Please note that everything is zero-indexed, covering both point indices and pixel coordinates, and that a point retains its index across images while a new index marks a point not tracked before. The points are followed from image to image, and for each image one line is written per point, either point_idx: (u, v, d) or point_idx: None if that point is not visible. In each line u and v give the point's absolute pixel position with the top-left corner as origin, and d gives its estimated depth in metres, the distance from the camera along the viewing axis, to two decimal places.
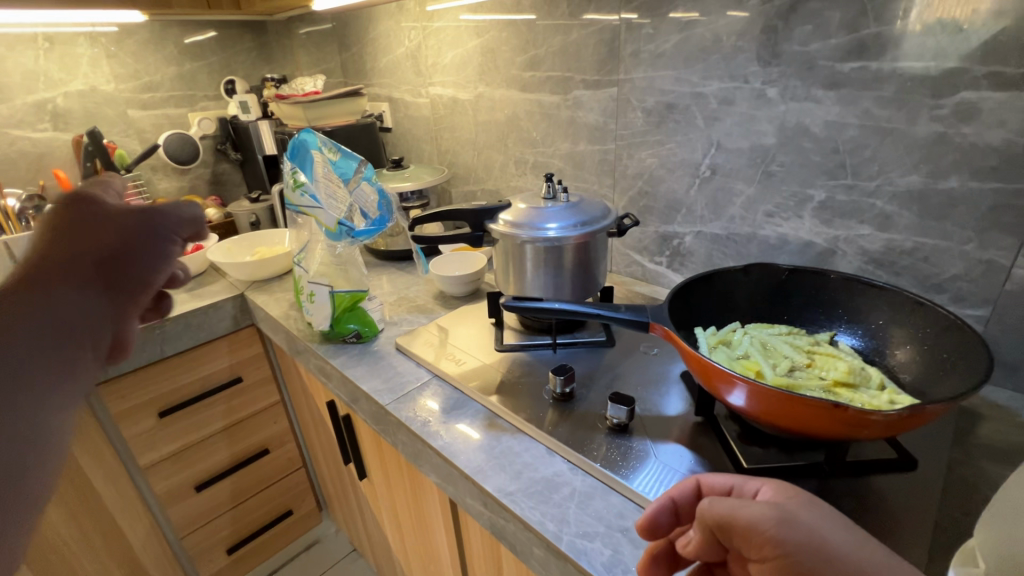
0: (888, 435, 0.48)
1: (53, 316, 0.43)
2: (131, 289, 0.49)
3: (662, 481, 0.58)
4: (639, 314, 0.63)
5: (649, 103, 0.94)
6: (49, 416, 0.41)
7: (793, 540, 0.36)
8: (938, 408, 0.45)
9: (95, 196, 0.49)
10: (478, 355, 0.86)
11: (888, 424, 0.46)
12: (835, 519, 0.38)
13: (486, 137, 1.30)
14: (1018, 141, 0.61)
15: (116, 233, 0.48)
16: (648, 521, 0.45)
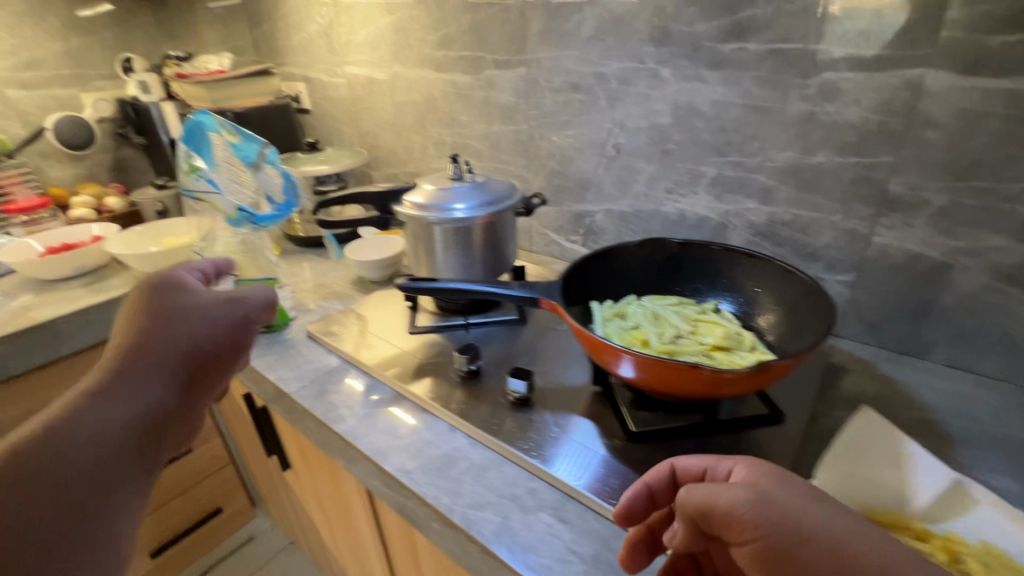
0: (747, 392, 0.53)
1: (150, 403, 0.47)
2: (197, 385, 0.51)
3: (582, 464, 0.58)
4: (530, 291, 0.65)
5: (556, 83, 0.95)
6: (129, 511, 0.42)
7: (769, 521, 0.36)
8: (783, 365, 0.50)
9: (183, 282, 0.57)
10: (392, 339, 0.86)
11: (744, 378, 0.51)
12: (807, 493, 0.37)
13: (404, 119, 1.27)
14: (872, 118, 0.66)
15: (189, 325, 0.52)
16: (623, 509, 0.46)
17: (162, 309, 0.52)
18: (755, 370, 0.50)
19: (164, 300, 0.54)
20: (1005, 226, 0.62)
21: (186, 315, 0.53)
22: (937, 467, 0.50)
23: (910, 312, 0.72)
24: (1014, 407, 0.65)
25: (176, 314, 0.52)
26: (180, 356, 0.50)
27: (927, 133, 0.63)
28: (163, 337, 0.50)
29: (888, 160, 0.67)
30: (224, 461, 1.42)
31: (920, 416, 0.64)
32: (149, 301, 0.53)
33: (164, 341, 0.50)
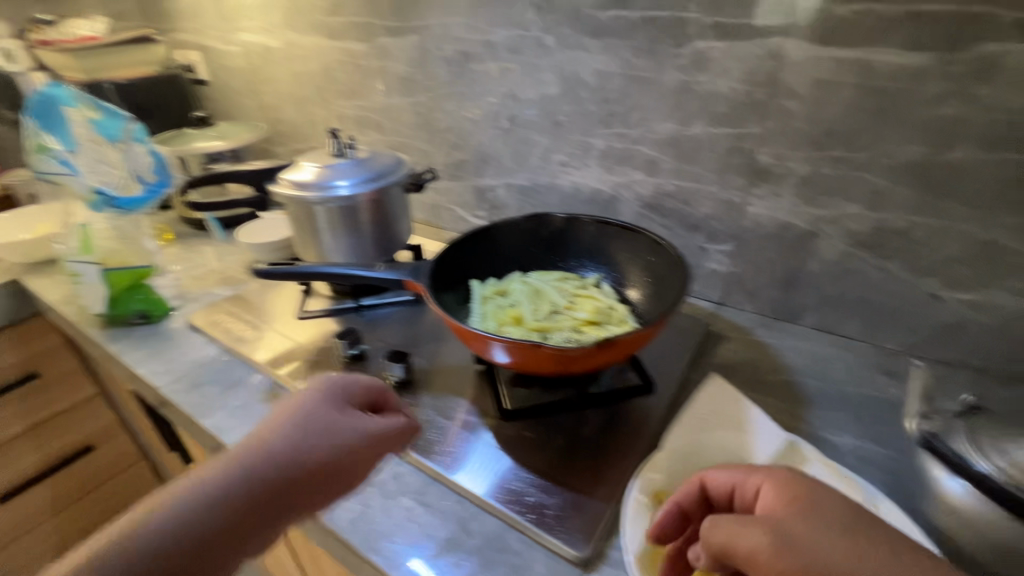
0: (594, 365, 0.55)
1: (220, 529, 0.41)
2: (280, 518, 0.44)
3: (488, 465, 0.56)
4: (394, 273, 0.64)
5: (448, 52, 0.91)
6: None
7: (790, 568, 0.34)
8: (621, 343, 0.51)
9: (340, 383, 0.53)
10: (279, 327, 0.82)
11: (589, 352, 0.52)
12: (838, 532, 0.35)
13: (303, 90, 1.20)
14: (740, 88, 0.66)
15: (351, 436, 0.48)
16: (655, 530, 0.43)
17: (302, 423, 0.47)
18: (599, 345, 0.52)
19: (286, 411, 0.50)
20: (858, 194, 0.65)
21: (324, 432, 0.47)
22: (773, 430, 0.52)
23: (782, 279, 0.75)
24: (868, 365, 0.69)
25: (305, 437, 0.46)
26: (268, 483, 0.44)
27: (788, 103, 0.64)
28: (281, 447, 0.45)
29: (755, 130, 0.68)
30: (135, 458, 1.34)
31: (782, 378, 0.67)
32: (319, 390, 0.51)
33: (286, 454, 0.46)
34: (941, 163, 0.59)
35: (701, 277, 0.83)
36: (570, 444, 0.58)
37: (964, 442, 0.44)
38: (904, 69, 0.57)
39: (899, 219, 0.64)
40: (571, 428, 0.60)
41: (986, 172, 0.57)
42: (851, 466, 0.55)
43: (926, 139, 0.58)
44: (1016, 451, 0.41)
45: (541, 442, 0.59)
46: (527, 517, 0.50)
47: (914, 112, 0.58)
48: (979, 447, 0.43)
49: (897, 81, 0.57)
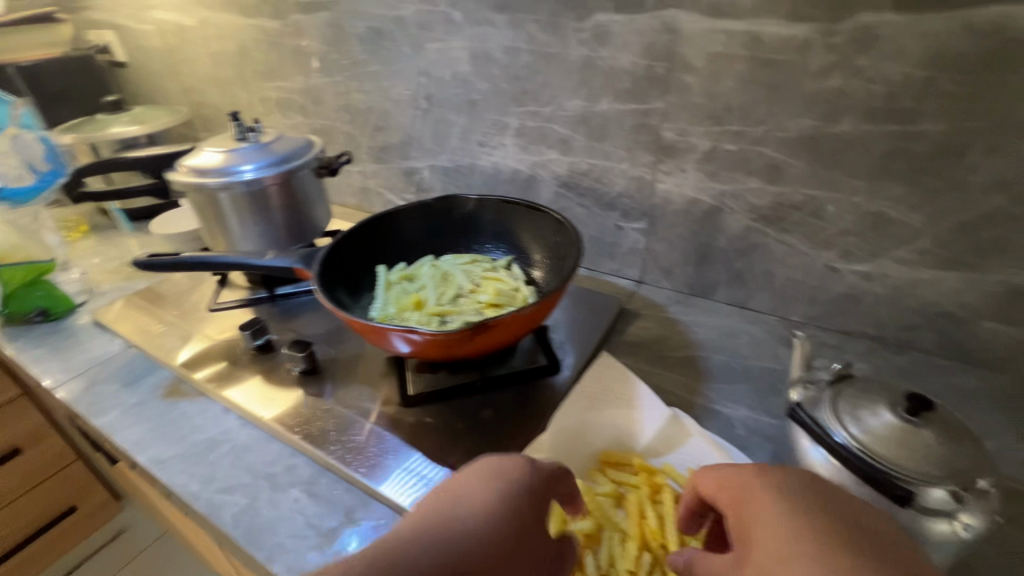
0: (482, 346, 0.54)
1: None
2: None
3: (409, 470, 0.53)
4: (283, 262, 0.64)
5: (361, 29, 0.87)
6: None
7: None
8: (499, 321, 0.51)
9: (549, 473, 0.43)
10: (190, 321, 0.80)
11: (467, 336, 0.51)
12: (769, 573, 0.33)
13: (223, 71, 1.13)
14: (641, 63, 0.66)
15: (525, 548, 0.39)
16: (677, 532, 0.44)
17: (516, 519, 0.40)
18: (478, 327, 0.51)
19: (460, 507, 0.40)
20: (757, 169, 0.65)
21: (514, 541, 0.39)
22: (658, 405, 0.53)
23: (694, 255, 0.76)
24: (772, 337, 0.70)
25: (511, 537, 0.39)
26: None
27: (687, 77, 0.64)
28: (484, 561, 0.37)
29: (658, 105, 0.67)
30: (71, 457, 1.22)
31: (687, 354, 0.68)
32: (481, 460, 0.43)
33: (440, 574, 0.36)
34: (830, 135, 0.59)
35: (620, 256, 0.83)
36: (469, 427, 0.58)
37: (827, 410, 0.44)
38: (791, 41, 0.56)
39: (796, 192, 0.64)
40: (472, 412, 0.60)
41: (870, 144, 0.58)
42: (740, 437, 0.56)
43: (815, 112, 0.59)
44: (870, 419, 0.42)
45: (440, 427, 0.58)
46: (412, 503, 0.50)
47: (802, 84, 0.58)
48: (840, 415, 0.43)
49: (785, 54, 0.57)
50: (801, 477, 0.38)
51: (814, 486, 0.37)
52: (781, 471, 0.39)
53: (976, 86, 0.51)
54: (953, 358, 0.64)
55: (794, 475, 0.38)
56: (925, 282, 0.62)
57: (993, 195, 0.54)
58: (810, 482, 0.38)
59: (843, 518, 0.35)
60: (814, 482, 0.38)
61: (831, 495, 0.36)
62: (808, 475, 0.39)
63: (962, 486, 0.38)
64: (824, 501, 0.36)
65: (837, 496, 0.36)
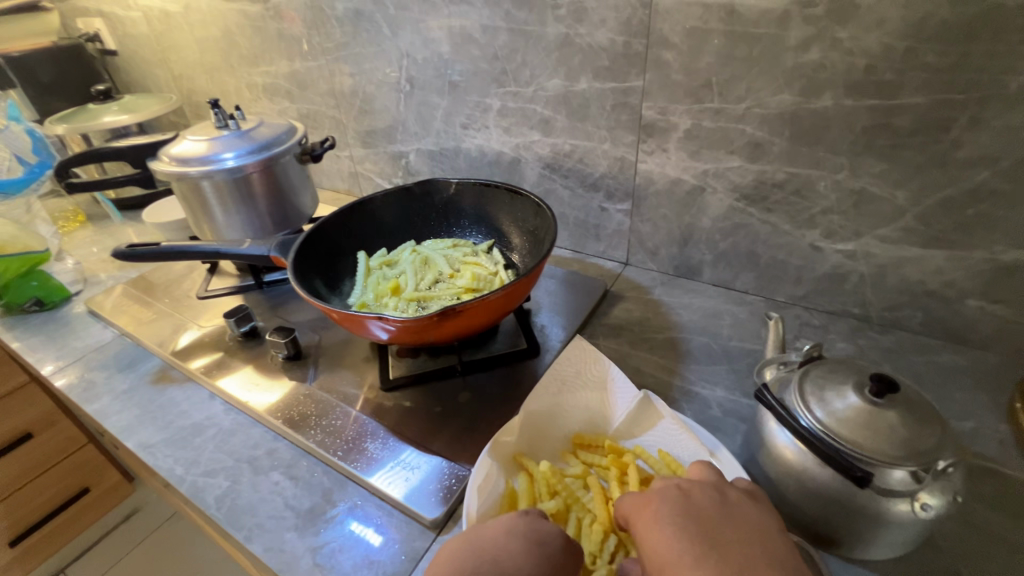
0: (457, 331, 0.55)
1: None
2: None
3: (394, 457, 0.54)
4: (262, 251, 0.65)
5: (341, 11, 0.86)
6: None
7: None
8: (471, 305, 0.51)
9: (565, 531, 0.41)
10: (180, 309, 0.82)
11: (436, 322, 0.51)
12: None
13: (209, 58, 1.12)
14: (618, 40, 0.64)
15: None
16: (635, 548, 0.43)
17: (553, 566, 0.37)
18: (446, 313, 0.51)
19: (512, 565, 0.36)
20: (738, 147, 0.64)
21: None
22: (629, 387, 0.53)
23: (679, 236, 0.75)
24: (755, 317, 0.70)
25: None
26: None
27: (665, 54, 0.62)
28: None
29: (638, 83, 0.66)
30: (80, 441, 1.24)
31: (668, 335, 0.68)
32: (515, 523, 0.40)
33: None
34: (811, 111, 0.58)
35: (606, 237, 0.82)
36: (446, 411, 0.59)
37: (795, 392, 0.44)
38: (769, 13, 0.55)
39: (777, 170, 0.63)
40: (450, 396, 0.61)
41: (851, 118, 0.56)
42: (715, 418, 0.56)
43: (795, 87, 0.57)
44: (836, 401, 0.41)
45: (418, 411, 0.59)
46: (387, 484, 0.51)
47: (780, 59, 0.56)
48: (806, 396, 0.43)
49: (763, 27, 0.56)
50: (678, 496, 0.39)
51: (688, 504, 0.38)
52: (663, 493, 0.40)
53: (958, 55, 0.49)
54: (939, 337, 0.63)
55: (675, 497, 0.39)
56: (909, 260, 0.61)
57: (977, 170, 0.53)
58: (686, 501, 0.39)
59: (713, 526, 0.36)
60: (687, 500, 0.39)
61: (702, 512, 0.38)
62: (688, 491, 0.40)
63: (923, 466, 0.38)
64: (701, 521, 0.37)
65: (709, 512, 0.38)
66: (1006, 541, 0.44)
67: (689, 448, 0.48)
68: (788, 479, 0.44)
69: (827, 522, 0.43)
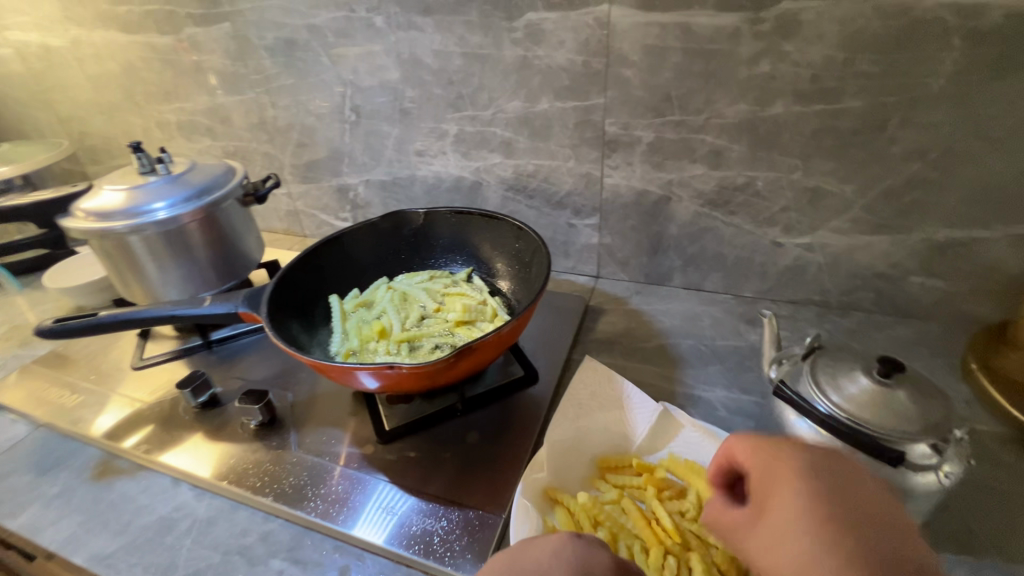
0: (464, 371, 0.52)
1: None
2: None
3: (413, 516, 0.50)
4: (226, 307, 0.57)
5: (271, 41, 0.80)
6: None
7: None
8: (483, 342, 0.49)
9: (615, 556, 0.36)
10: (110, 385, 0.70)
11: (448, 364, 0.48)
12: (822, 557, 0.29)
13: (106, 97, 0.99)
14: (577, 60, 0.65)
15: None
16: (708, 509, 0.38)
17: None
18: (459, 352, 0.48)
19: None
20: (700, 155, 0.67)
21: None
22: (647, 401, 0.53)
23: (649, 245, 0.77)
24: (730, 315, 0.73)
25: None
26: None
27: (625, 71, 0.64)
28: None
29: (599, 101, 0.67)
30: None
31: (657, 343, 0.69)
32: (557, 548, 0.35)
33: None
34: (765, 118, 0.62)
35: (575, 253, 0.83)
36: (457, 456, 0.55)
37: (808, 382, 0.46)
38: (721, 30, 0.58)
39: (738, 174, 0.67)
40: (456, 438, 0.57)
41: (801, 123, 0.61)
42: (723, 419, 0.58)
43: (749, 97, 0.61)
44: (850, 386, 0.44)
45: (426, 460, 0.55)
46: (413, 549, 0.47)
47: (734, 72, 0.60)
48: (820, 385, 0.45)
49: (716, 43, 0.59)
50: (821, 453, 0.34)
51: (834, 465, 0.34)
52: (806, 450, 0.35)
53: (888, 64, 0.55)
54: (890, 313, 0.70)
55: (819, 451, 0.34)
56: (860, 247, 0.67)
57: (910, 162, 0.59)
58: (831, 462, 0.34)
59: (861, 491, 0.32)
60: (833, 460, 0.34)
61: (847, 477, 0.33)
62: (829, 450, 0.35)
63: (941, 438, 0.41)
64: (837, 484, 0.32)
65: (857, 480, 0.33)
66: (996, 492, 0.49)
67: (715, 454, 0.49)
68: None
69: None
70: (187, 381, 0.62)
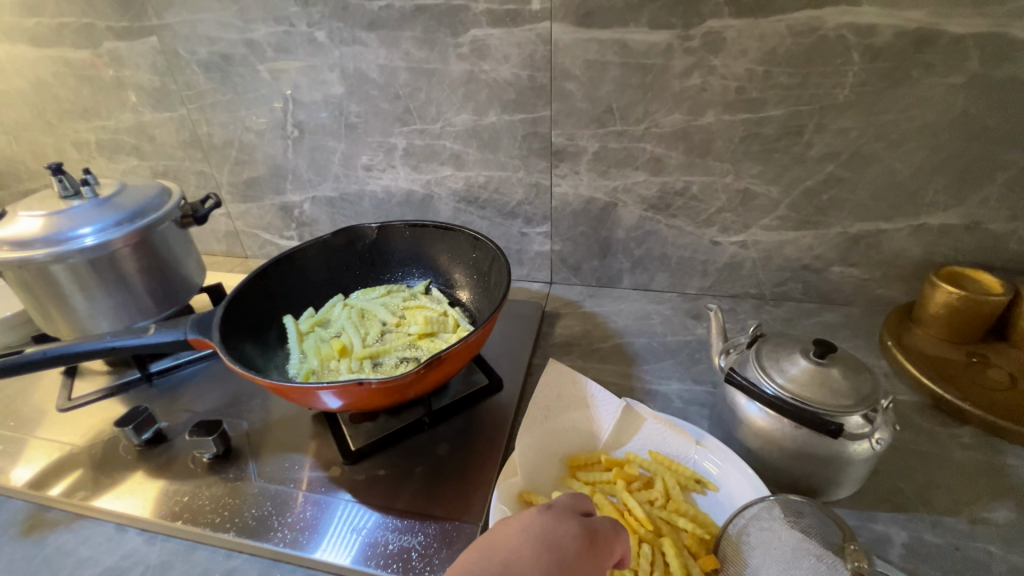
0: (433, 383, 0.52)
1: None
2: None
3: (387, 533, 0.49)
4: (174, 334, 0.54)
5: (204, 56, 0.77)
6: None
7: None
8: (451, 353, 0.49)
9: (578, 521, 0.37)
10: (34, 429, 0.64)
11: (419, 376, 0.48)
12: None
13: (11, 115, 0.91)
14: (522, 74, 0.68)
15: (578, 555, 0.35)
16: None
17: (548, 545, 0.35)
18: (429, 363, 0.48)
19: (505, 545, 0.35)
20: (641, 163, 0.71)
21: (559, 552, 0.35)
22: (610, 398, 0.55)
23: (598, 249, 0.80)
24: (678, 312, 0.78)
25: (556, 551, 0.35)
26: None
27: (568, 85, 0.67)
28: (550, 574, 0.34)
29: (546, 113, 0.70)
30: None
31: (613, 343, 0.72)
32: (529, 523, 0.36)
33: None
34: (699, 127, 0.67)
35: (528, 261, 0.84)
36: (427, 469, 0.55)
37: (755, 366, 0.50)
38: (656, 46, 0.62)
39: (677, 180, 0.71)
40: (425, 452, 0.57)
41: (731, 131, 0.66)
42: (678, 410, 0.61)
43: (684, 107, 0.66)
44: (791, 367, 0.48)
45: (396, 477, 0.54)
46: (391, 568, 0.46)
47: (669, 84, 0.65)
48: (766, 369, 0.49)
49: (652, 58, 0.63)
50: None
51: None
52: None
53: (801, 76, 0.61)
54: (816, 301, 0.77)
55: None
56: (787, 242, 0.73)
57: (826, 164, 0.66)
58: None
59: None
60: None
61: None
62: None
63: (872, 408, 0.45)
64: None
65: None
66: (916, 453, 0.55)
67: (676, 443, 0.52)
68: (764, 448, 0.49)
69: (802, 478, 0.49)
70: (129, 417, 0.58)
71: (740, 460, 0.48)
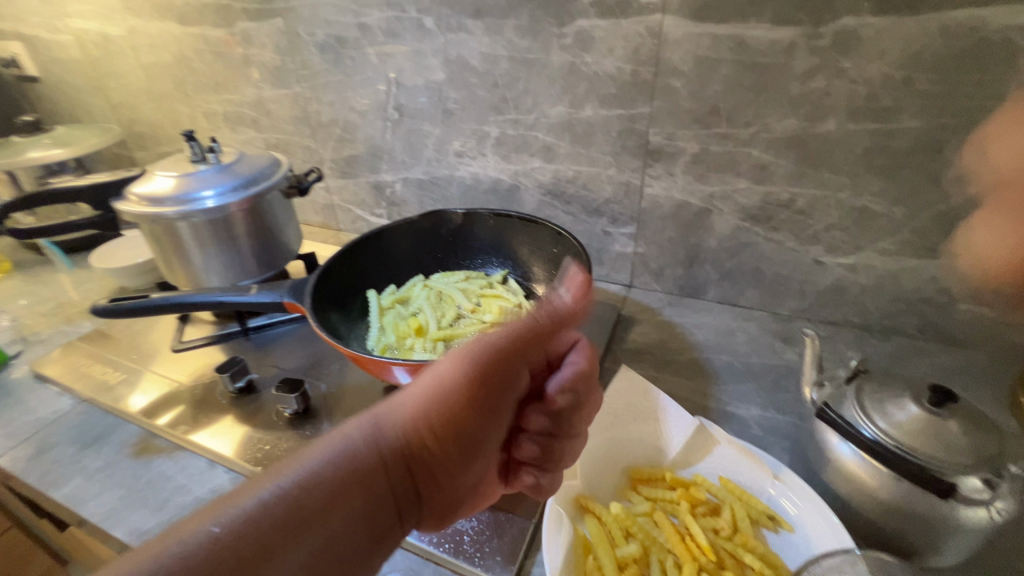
0: None
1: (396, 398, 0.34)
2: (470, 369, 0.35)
3: None
4: (271, 296, 0.59)
5: (321, 38, 0.82)
6: None
7: None
8: None
9: None
10: (149, 365, 0.72)
11: None
12: None
13: (157, 85, 1.02)
14: (625, 68, 0.65)
15: None
16: None
17: None
18: None
19: None
20: (744, 170, 0.66)
21: None
22: (683, 415, 0.53)
23: (685, 256, 0.76)
24: (767, 333, 0.72)
25: None
26: None
27: (674, 82, 0.64)
28: None
29: (645, 110, 0.67)
30: None
31: (690, 357, 0.69)
32: None
33: None
34: (816, 135, 0.61)
35: (609, 261, 0.82)
36: None
37: (853, 406, 0.45)
38: (777, 44, 0.58)
39: (783, 190, 0.66)
40: None
41: (854, 141, 0.60)
42: (757, 439, 0.57)
43: (801, 112, 0.60)
44: (898, 413, 0.42)
45: None
46: (443, 547, 0.47)
47: (787, 86, 0.59)
48: (867, 411, 0.44)
49: (771, 57, 0.58)
50: None
51: None
52: None
53: (949, 85, 0.53)
54: (933, 340, 0.68)
55: None
56: (906, 270, 0.65)
57: (968, 186, 0.57)
58: None
59: None
60: None
61: None
62: None
63: (995, 472, 0.39)
64: None
65: None
66: None
67: (752, 474, 0.48)
68: (855, 496, 0.44)
69: (898, 536, 0.43)
70: (227, 365, 0.64)
71: (822, 502, 0.44)
